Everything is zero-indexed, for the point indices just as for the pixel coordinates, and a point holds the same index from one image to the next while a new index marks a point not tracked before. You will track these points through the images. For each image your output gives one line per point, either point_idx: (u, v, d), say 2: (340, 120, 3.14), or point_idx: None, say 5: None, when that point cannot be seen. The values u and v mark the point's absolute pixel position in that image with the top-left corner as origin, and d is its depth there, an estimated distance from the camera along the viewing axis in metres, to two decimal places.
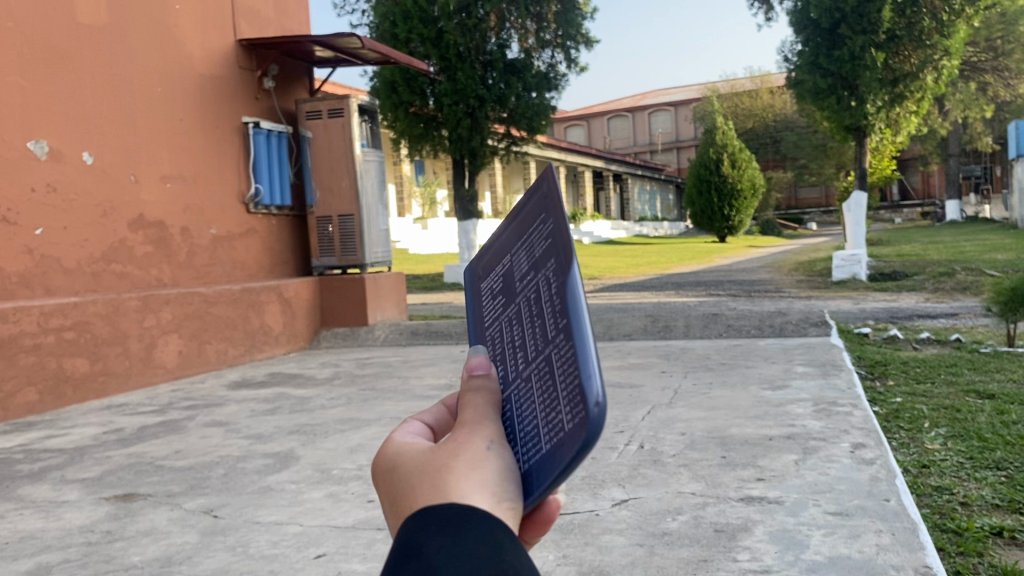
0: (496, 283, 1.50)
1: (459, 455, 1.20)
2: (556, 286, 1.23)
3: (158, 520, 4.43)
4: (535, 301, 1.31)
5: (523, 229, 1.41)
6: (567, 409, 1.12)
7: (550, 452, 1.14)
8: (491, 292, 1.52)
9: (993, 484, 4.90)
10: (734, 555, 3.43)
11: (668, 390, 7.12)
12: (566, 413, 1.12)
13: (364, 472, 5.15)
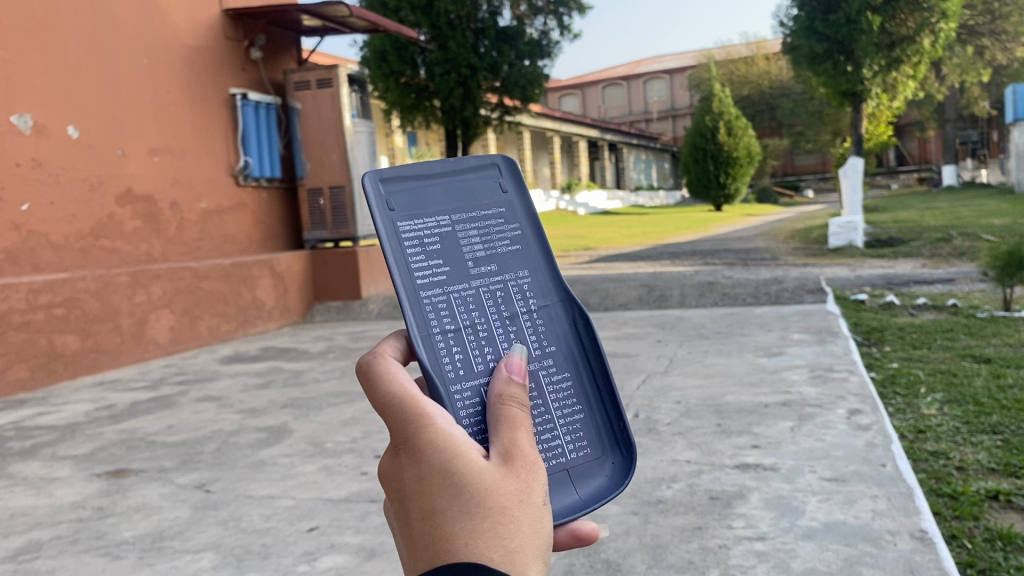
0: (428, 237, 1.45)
1: (515, 483, 1.18)
2: (544, 315, 1.49)
3: (149, 495, 4.40)
4: (496, 302, 1.46)
5: (470, 214, 1.52)
6: (575, 444, 1.43)
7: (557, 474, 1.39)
8: (411, 230, 1.45)
9: (990, 448, 4.88)
10: (728, 523, 3.40)
11: (664, 358, 7.08)
12: (575, 446, 1.43)
13: (357, 445, 5.12)
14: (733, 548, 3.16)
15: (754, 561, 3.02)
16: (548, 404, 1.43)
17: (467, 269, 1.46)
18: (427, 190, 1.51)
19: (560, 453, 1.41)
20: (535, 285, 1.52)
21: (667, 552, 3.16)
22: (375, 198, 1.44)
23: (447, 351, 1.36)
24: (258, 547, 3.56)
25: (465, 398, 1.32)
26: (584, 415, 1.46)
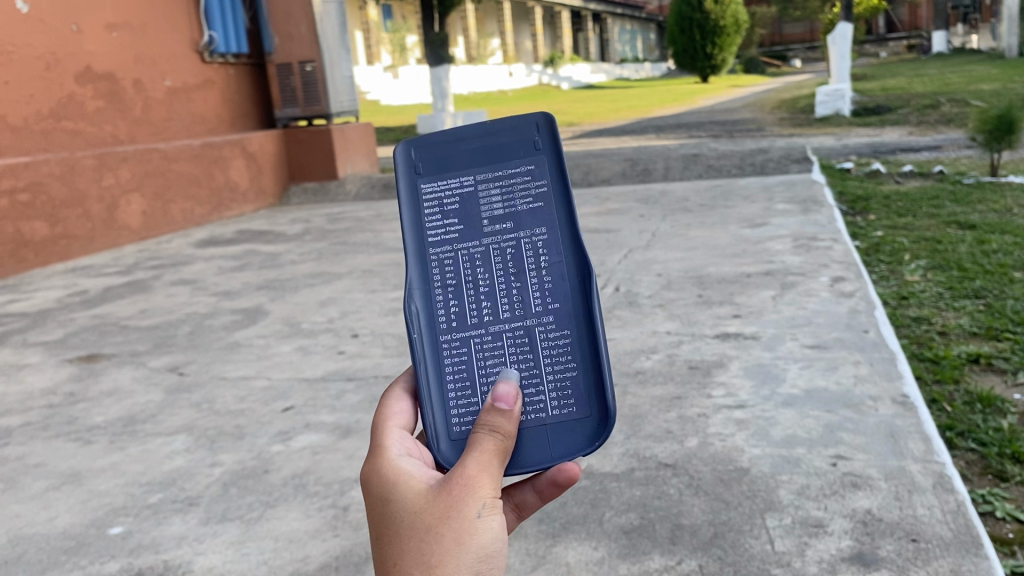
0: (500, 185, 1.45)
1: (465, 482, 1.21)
2: (553, 271, 1.41)
3: (122, 379, 4.33)
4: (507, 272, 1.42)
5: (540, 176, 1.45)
6: (564, 401, 1.37)
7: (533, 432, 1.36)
8: (432, 194, 1.47)
9: (972, 313, 4.85)
10: (707, 392, 3.35)
11: (646, 232, 6.96)
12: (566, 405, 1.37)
13: (334, 324, 5.03)
14: (712, 416, 3.11)
15: (732, 429, 2.98)
16: (540, 361, 1.39)
17: (484, 230, 1.44)
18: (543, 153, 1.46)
19: (538, 407, 1.37)
20: (552, 240, 1.42)
21: (646, 421, 3.12)
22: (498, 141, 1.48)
23: (444, 305, 1.43)
24: (232, 429, 3.49)
25: (454, 357, 1.40)
26: (577, 372, 1.38)
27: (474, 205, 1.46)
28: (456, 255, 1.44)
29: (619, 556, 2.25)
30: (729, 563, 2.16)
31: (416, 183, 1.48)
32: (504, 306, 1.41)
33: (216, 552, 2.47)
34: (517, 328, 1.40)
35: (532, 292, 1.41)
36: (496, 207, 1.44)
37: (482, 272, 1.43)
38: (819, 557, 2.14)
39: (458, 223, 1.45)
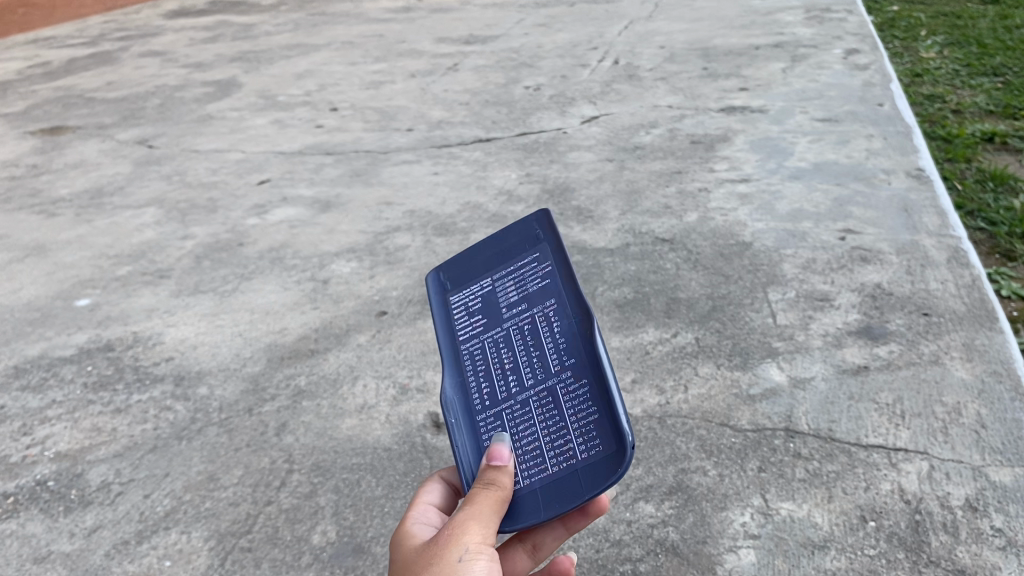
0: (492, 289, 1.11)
1: None
2: (566, 329, 1.03)
3: (88, 152, 4.06)
4: (525, 337, 1.06)
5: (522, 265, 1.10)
6: (588, 443, 0.97)
7: (565, 478, 0.97)
8: (461, 304, 1.14)
9: (989, 92, 4.55)
10: (709, 167, 3.14)
11: (648, 4, 6.44)
12: (593, 449, 0.96)
13: (313, 98, 4.70)
14: (714, 191, 2.92)
15: (735, 203, 2.80)
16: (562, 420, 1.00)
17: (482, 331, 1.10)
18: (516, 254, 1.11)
19: (569, 455, 0.98)
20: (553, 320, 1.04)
21: (643, 197, 2.92)
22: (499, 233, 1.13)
23: (474, 387, 1.08)
24: (205, 202, 3.29)
25: (490, 433, 1.05)
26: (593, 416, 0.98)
27: (494, 290, 1.12)
28: (481, 347, 1.10)
29: (612, 331, 2.13)
30: (728, 337, 2.05)
31: (448, 298, 1.16)
32: (525, 372, 1.04)
33: (188, 325, 2.34)
34: (539, 393, 1.03)
35: (550, 351, 1.03)
36: (512, 295, 1.09)
37: (505, 354, 1.08)
38: (824, 330, 2.03)
39: (479, 314, 1.12)
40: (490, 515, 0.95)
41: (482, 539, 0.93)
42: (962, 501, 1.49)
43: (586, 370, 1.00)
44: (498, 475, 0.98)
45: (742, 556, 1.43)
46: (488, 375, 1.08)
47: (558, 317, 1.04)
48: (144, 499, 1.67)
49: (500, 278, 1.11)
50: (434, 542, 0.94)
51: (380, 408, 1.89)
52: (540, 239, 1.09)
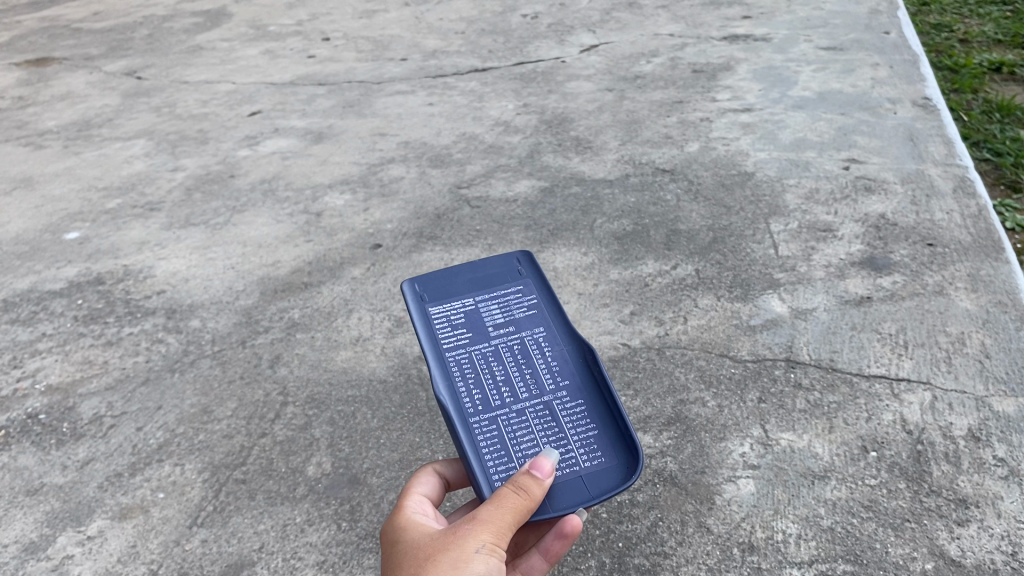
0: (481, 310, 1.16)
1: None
2: (559, 355, 1.12)
3: (75, 84, 3.96)
4: (519, 356, 1.11)
5: (508, 296, 1.18)
6: (589, 452, 1.04)
7: (567, 482, 1.02)
8: (442, 317, 1.15)
9: (998, 20, 4.43)
10: (712, 96, 3.06)
11: None
12: (594, 457, 1.04)
13: (304, 28, 4.57)
14: (716, 121, 2.85)
15: (737, 133, 2.73)
16: (565, 431, 1.06)
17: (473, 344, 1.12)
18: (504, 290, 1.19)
19: (570, 460, 1.03)
20: (551, 344, 1.13)
21: (643, 128, 2.86)
22: (485, 271, 1.21)
23: (465, 391, 1.07)
24: (195, 134, 3.22)
25: (485, 436, 1.03)
26: (595, 428, 1.06)
27: (480, 312, 1.16)
28: (468, 357, 1.11)
29: (611, 263, 2.09)
30: (729, 269, 2.01)
31: (428, 311, 1.16)
32: (520, 386, 1.08)
33: (179, 259, 2.29)
34: (534, 405, 1.07)
35: (542, 370, 1.10)
36: (498, 318, 1.15)
37: (494, 366, 1.10)
38: (828, 261, 1.99)
39: (466, 328, 1.13)
40: (508, 522, 0.90)
41: (495, 541, 0.89)
42: (964, 431, 1.47)
43: (581, 391, 1.09)
44: (532, 485, 0.92)
45: (741, 486, 1.41)
46: (484, 383, 1.08)
47: (550, 345, 1.13)
48: (137, 432, 1.65)
49: (484, 303, 1.17)
50: (446, 535, 0.91)
51: (375, 341, 1.86)
52: (521, 278, 1.20)
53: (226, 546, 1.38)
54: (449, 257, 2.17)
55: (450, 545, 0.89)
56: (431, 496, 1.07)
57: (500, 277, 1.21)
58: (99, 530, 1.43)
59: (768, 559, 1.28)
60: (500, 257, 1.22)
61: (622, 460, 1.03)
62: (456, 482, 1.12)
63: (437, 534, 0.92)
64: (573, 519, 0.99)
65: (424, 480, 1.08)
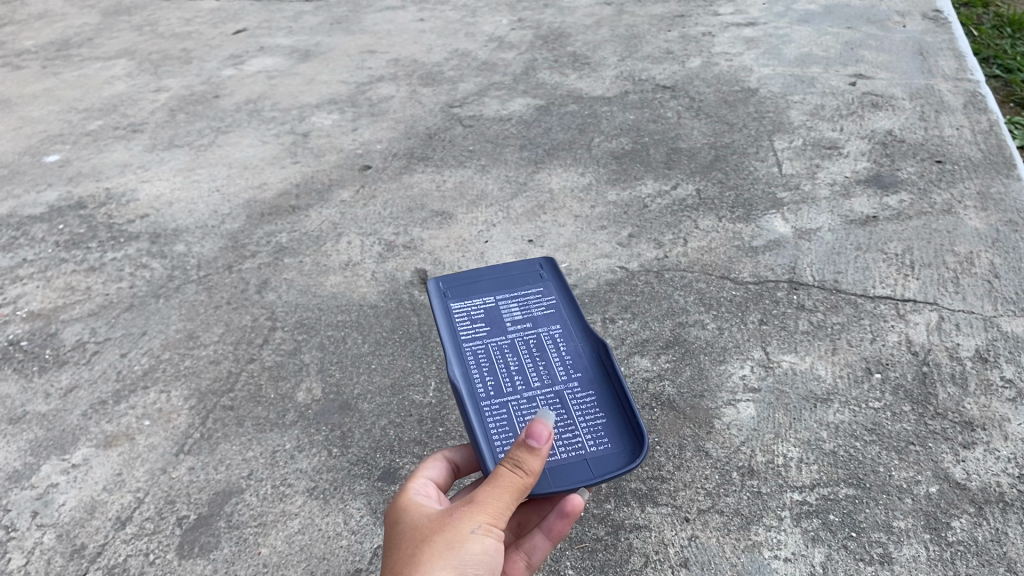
0: (503, 305, 1.09)
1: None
2: (574, 349, 1.05)
3: (53, 3, 3.81)
4: (533, 349, 1.04)
5: (531, 293, 1.11)
6: (595, 438, 0.97)
7: (571, 465, 0.94)
8: (462, 310, 1.08)
9: None
10: (714, 11, 2.94)
11: None
12: (601, 444, 0.97)
13: None
14: (719, 36, 2.74)
15: (741, 49, 2.63)
16: (575, 421, 0.98)
17: (491, 334, 1.05)
18: (526, 288, 1.11)
19: (575, 445, 0.96)
20: (569, 339, 1.06)
21: (643, 43, 2.75)
22: (513, 268, 1.14)
23: (478, 378, 1.00)
24: (178, 53, 3.10)
25: (495, 422, 0.96)
26: (605, 419, 0.99)
27: (498, 306, 1.09)
28: (484, 348, 1.03)
29: (608, 184, 2.02)
30: (730, 188, 1.94)
31: (448, 303, 1.09)
32: (532, 376, 1.01)
33: (163, 182, 2.22)
34: (545, 394, 1.00)
35: (557, 362, 1.03)
36: (517, 312, 1.08)
37: (509, 356, 1.03)
38: (832, 180, 1.93)
39: (484, 320, 1.06)
40: (506, 503, 0.83)
41: (493, 521, 0.82)
42: (971, 353, 1.43)
43: (593, 382, 1.02)
44: (529, 459, 0.84)
45: (741, 410, 1.37)
46: (499, 373, 1.01)
47: (566, 340, 1.05)
48: (121, 359, 1.60)
49: (504, 298, 1.10)
50: (441, 515, 0.84)
51: (365, 265, 1.81)
52: (543, 278, 1.13)
53: (214, 474, 1.34)
54: (440, 178, 2.10)
55: (445, 524, 0.83)
56: (438, 482, 1.00)
57: (526, 275, 1.13)
58: (84, 458, 1.39)
59: (768, 482, 1.25)
60: (529, 256, 1.15)
61: (630, 449, 0.96)
62: (466, 469, 1.05)
63: (433, 514, 0.85)
64: (574, 499, 0.93)
65: (431, 465, 1.01)
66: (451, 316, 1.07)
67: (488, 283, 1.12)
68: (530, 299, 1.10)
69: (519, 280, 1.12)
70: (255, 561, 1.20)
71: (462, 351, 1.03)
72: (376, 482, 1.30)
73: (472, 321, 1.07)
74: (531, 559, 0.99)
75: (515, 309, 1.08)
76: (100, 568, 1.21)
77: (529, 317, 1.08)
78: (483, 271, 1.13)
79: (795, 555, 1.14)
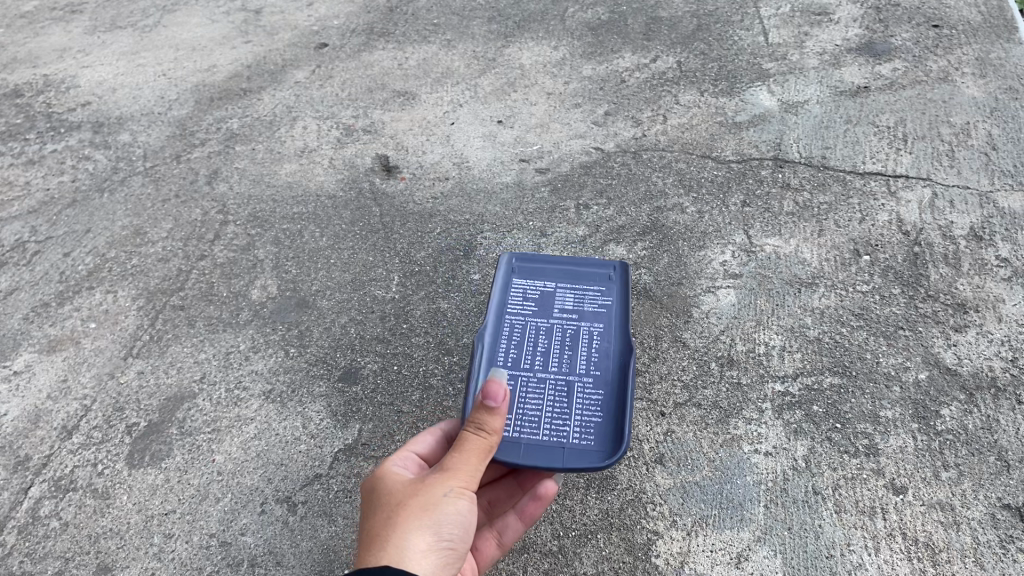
0: (561, 298, 1.09)
1: None
2: (604, 349, 1.03)
3: None
4: (567, 339, 1.04)
5: (593, 293, 1.10)
6: (581, 430, 0.95)
7: (547, 448, 0.93)
8: (521, 290, 1.11)
9: None
10: None
11: None
12: (585, 438, 0.94)
13: None
14: None
15: None
16: (572, 410, 0.96)
17: (536, 318, 1.07)
18: (588, 288, 1.11)
19: (561, 430, 0.95)
20: (608, 339, 1.04)
21: None
22: (589, 268, 1.14)
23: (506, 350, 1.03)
24: None
25: None
26: (599, 416, 0.96)
27: (556, 297, 1.10)
28: (523, 329, 1.05)
29: (583, 58, 1.88)
30: (713, 60, 1.81)
31: (510, 282, 1.12)
32: (552, 360, 1.01)
33: (105, 66, 2.06)
34: (557, 380, 0.99)
35: (582, 356, 1.02)
36: (569, 305, 1.09)
37: (540, 339, 1.04)
38: (822, 49, 1.80)
39: (535, 303, 1.09)
40: (475, 467, 0.81)
41: (465, 484, 0.80)
42: (966, 232, 1.35)
43: (607, 382, 0.99)
44: (491, 420, 0.82)
45: (721, 297, 1.30)
46: (529, 354, 1.02)
47: (601, 341, 1.03)
48: (64, 259, 1.50)
49: (565, 291, 1.10)
50: (413, 482, 0.81)
51: (323, 152, 1.69)
52: (610, 281, 1.12)
53: (164, 378, 1.26)
54: (403, 55, 1.96)
55: (417, 491, 0.79)
56: (425, 457, 0.94)
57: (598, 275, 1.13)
58: (27, 365, 1.31)
59: (748, 373, 1.18)
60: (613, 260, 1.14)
61: (610, 452, 0.92)
62: None
63: (405, 481, 0.82)
64: (547, 486, 0.94)
65: (423, 437, 0.95)
66: (505, 295, 1.10)
67: (557, 274, 1.13)
68: (588, 295, 1.10)
69: (586, 279, 1.12)
70: (209, 469, 1.13)
71: (503, 328, 1.06)
72: (337, 383, 1.23)
73: (525, 303, 1.09)
74: (503, 540, 0.95)
75: (570, 304, 1.09)
76: (45, 480, 1.14)
77: (578, 311, 1.08)
78: (560, 265, 1.14)
79: (776, 449, 1.09)
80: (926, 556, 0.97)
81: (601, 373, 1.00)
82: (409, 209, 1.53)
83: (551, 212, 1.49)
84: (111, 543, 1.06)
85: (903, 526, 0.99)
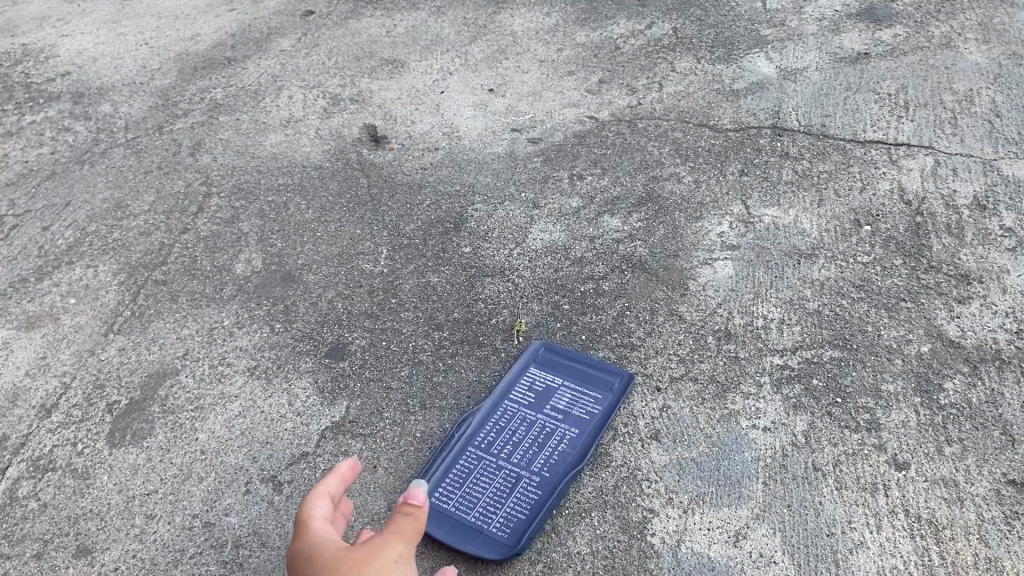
0: (563, 395, 1.12)
1: None
2: (569, 454, 1.05)
3: None
4: (539, 438, 1.08)
5: (593, 397, 1.11)
6: (502, 522, 0.99)
7: (468, 529, 0.98)
8: (530, 378, 1.15)
9: None
10: None
11: None
12: (501, 531, 0.98)
13: None
14: None
15: None
16: (503, 503, 1.01)
17: (528, 411, 1.11)
18: (589, 392, 1.12)
19: (485, 517, 1.00)
20: (579, 447, 1.06)
21: None
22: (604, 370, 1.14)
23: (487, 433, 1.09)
24: None
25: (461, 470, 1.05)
26: (524, 516, 0.99)
27: (558, 392, 1.13)
28: (512, 417, 1.11)
29: (576, 24, 1.84)
30: (709, 27, 1.77)
31: (526, 367, 1.16)
32: (517, 455, 1.06)
33: (85, 35, 2.01)
34: (510, 473, 1.04)
35: (545, 456, 1.06)
36: (563, 403, 1.11)
37: (517, 433, 1.09)
38: (821, 15, 1.76)
39: (534, 394, 1.13)
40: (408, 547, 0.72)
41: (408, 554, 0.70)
42: (969, 201, 1.31)
43: (550, 486, 1.02)
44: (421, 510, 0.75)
45: (718, 269, 1.26)
46: (506, 445, 1.08)
47: (568, 448, 1.06)
48: (43, 233, 1.46)
49: (570, 387, 1.13)
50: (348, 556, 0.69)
51: (309, 122, 1.64)
52: (615, 390, 1.11)
53: (146, 354, 1.23)
54: (391, 23, 1.91)
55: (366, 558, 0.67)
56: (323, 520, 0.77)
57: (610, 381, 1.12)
58: (4, 342, 1.27)
59: (746, 347, 1.15)
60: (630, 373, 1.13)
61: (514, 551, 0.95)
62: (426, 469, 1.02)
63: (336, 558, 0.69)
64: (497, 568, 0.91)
65: (329, 478, 0.80)
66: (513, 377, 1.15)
67: (571, 365, 1.15)
68: (587, 393, 1.11)
69: (595, 380, 1.13)
70: (192, 448, 1.10)
71: (496, 412, 1.11)
72: (324, 359, 1.19)
73: (525, 391, 1.13)
74: None
75: (566, 402, 1.11)
76: (24, 460, 1.11)
77: (568, 409, 1.11)
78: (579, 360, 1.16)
79: (775, 425, 1.06)
80: (929, 533, 0.94)
81: (555, 478, 1.03)
82: (398, 180, 1.49)
83: (544, 182, 1.45)
84: (90, 524, 1.02)
85: (906, 503, 0.97)
